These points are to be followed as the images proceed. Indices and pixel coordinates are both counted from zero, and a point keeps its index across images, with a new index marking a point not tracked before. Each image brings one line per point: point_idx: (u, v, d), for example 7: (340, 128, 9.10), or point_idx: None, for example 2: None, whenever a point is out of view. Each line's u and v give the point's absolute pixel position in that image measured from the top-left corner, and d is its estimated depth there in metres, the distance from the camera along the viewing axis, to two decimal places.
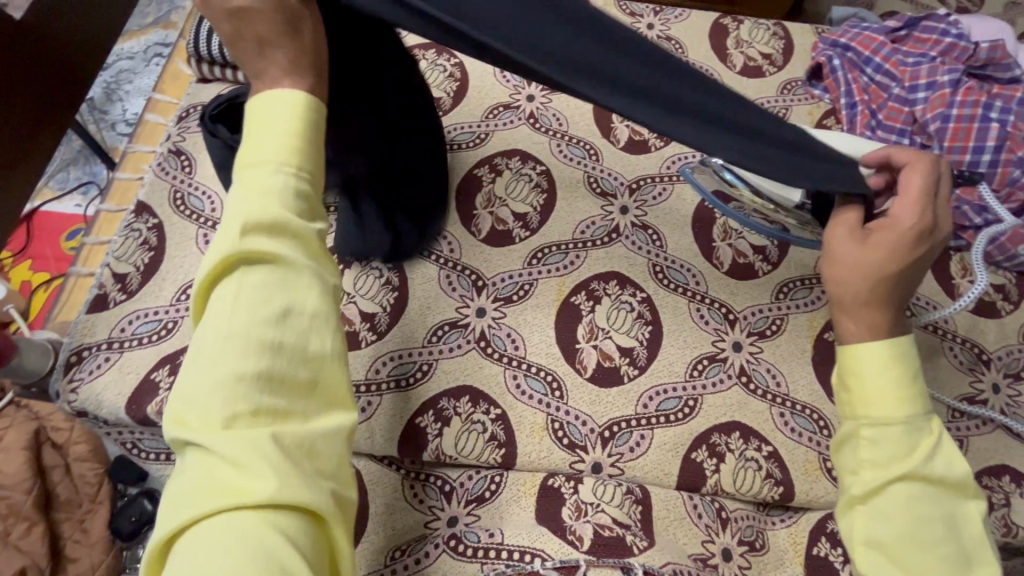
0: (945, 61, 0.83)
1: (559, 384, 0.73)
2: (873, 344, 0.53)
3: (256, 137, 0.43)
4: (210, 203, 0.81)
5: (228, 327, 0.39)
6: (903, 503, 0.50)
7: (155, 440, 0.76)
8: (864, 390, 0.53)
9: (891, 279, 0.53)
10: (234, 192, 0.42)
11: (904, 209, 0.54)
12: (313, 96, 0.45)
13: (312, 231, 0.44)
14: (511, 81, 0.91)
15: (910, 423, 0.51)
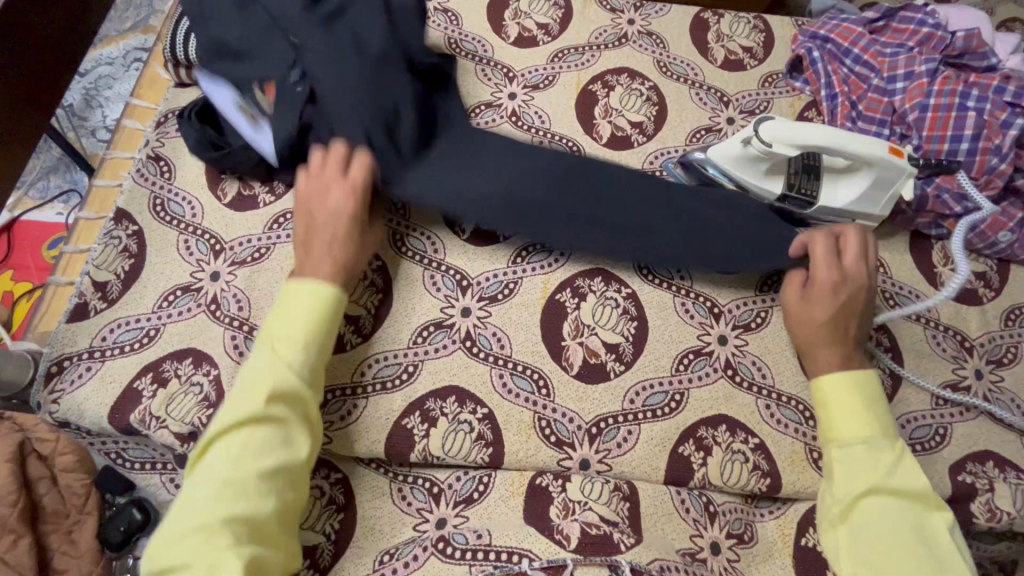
0: (923, 51, 0.82)
1: (545, 382, 0.73)
2: (834, 376, 0.66)
3: (289, 321, 0.63)
4: (190, 208, 0.80)
5: (231, 473, 0.55)
6: (875, 512, 0.59)
7: (140, 449, 0.73)
8: (833, 418, 0.65)
9: (832, 326, 0.69)
10: (263, 362, 0.61)
11: (825, 267, 0.70)
12: (333, 286, 0.66)
13: (311, 416, 0.62)
14: (493, 78, 0.90)
15: (872, 442, 0.62)
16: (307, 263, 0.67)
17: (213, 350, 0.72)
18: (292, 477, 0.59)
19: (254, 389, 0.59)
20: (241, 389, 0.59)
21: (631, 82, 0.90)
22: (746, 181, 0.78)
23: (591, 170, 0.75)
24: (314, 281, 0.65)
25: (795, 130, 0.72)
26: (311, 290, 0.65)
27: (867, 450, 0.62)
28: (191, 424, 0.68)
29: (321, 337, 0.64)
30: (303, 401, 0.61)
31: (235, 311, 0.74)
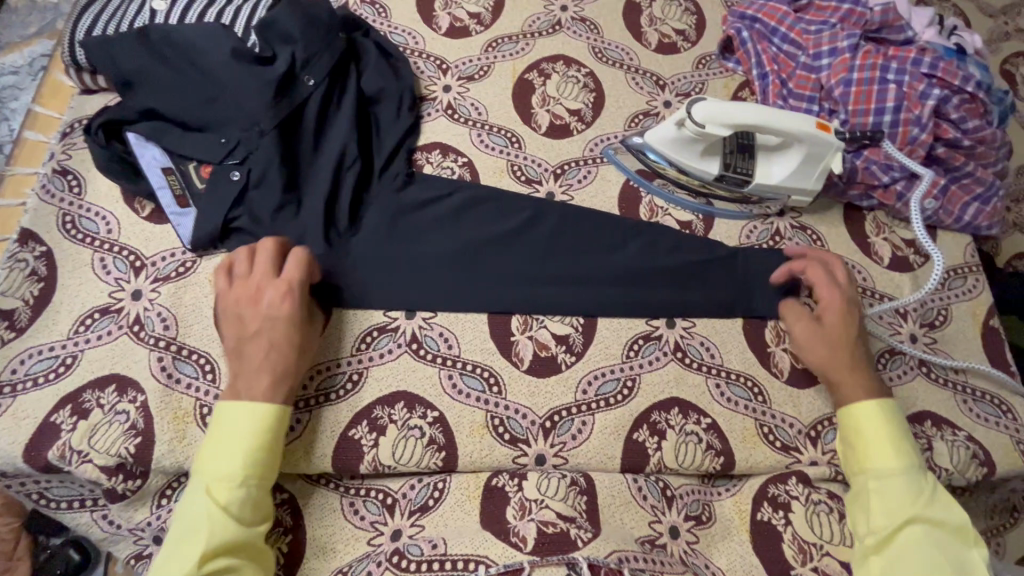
0: (845, 27, 0.84)
1: (496, 379, 0.71)
2: (867, 404, 0.66)
3: (222, 456, 0.59)
4: (105, 224, 0.74)
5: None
6: (914, 546, 0.59)
7: (66, 486, 0.67)
8: (865, 444, 0.65)
9: (844, 349, 0.69)
10: (198, 506, 0.56)
11: (826, 289, 0.71)
12: (270, 405, 0.61)
13: (256, 544, 0.58)
14: (426, 71, 0.88)
15: (908, 472, 0.62)
16: (240, 381, 0.62)
17: (138, 374, 0.67)
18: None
19: (188, 545, 0.55)
20: (174, 544, 0.55)
21: (567, 69, 0.89)
22: (685, 163, 0.79)
23: (523, 247, 0.78)
24: (245, 404, 0.61)
25: (716, 107, 0.72)
26: (245, 416, 0.60)
27: (902, 481, 0.62)
28: (118, 456, 0.64)
29: (259, 469, 0.59)
30: (247, 543, 0.57)
31: (161, 330, 0.70)
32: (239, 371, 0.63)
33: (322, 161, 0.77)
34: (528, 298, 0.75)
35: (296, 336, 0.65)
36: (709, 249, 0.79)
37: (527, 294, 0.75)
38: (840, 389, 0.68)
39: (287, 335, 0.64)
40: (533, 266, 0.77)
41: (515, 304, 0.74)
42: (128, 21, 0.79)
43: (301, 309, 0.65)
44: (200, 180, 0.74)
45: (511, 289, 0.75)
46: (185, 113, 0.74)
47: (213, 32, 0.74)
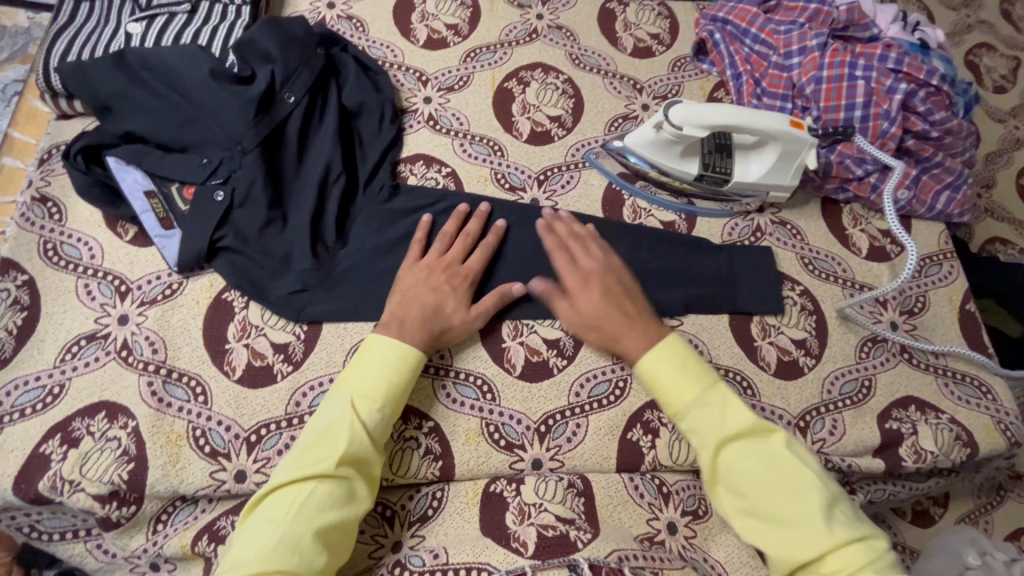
0: (813, 27, 0.86)
1: (489, 386, 0.72)
2: (649, 355, 0.66)
3: (365, 376, 0.63)
4: (88, 250, 0.74)
5: (290, 524, 0.54)
6: (736, 465, 0.60)
7: (57, 517, 0.66)
8: (665, 390, 0.65)
9: (609, 316, 0.69)
10: (341, 413, 0.61)
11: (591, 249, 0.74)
12: (413, 349, 0.66)
13: (378, 466, 0.62)
14: (407, 83, 0.88)
15: (700, 399, 0.63)
16: (393, 320, 0.68)
17: (128, 401, 0.66)
18: (341, 536, 0.57)
19: (328, 444, 0.59)
20: (316, 440, 0.60)
21: (546, 76, 0.90)
22: (666, 164, 0.80)
23: (515, 253, 0.78)
24: (395, 339, 0.66)
25: (694, 108, 0.73)
26: (390, 350, 0.65)
27: (701, 412, 0.62)
28: (110, 483, 0.63)
29: (397, 399, 0.64)
30: (371, 463, 0.61)
31: (150, 354, 0.69)
32: (393, 313, 0.68)
33: (306, 176, 0.77)
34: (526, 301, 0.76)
35: (454, 309, 0.70)
36: (686, 248, 0.81)
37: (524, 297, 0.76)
38: (624, 354, 0.68)
39: (447, 302, 0.70)
40: (521, 270, 0.77)
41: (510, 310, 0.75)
42: (104, 45, 0.79)
43: (472, 285, 0.72)
44: (183, 201, 0.74)
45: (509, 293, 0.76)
46: (166, 135, 0.74)
47: (192, 54, 0.74)
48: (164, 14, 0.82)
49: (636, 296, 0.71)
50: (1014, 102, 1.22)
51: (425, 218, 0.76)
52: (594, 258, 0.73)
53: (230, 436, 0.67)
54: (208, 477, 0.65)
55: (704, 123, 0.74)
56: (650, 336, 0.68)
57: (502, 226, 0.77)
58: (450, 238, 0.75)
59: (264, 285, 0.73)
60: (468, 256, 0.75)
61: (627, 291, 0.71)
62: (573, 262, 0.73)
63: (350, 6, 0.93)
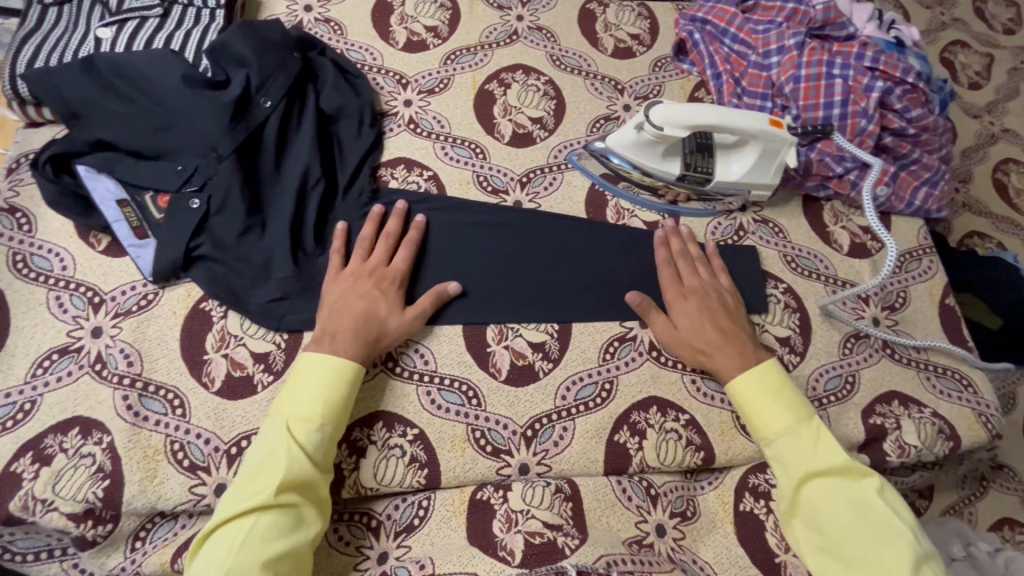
0: (790, 26, 0.87)
1: (475, 392, 0.71)
2: (742, 380, 0.68)
3: (301, 398, 0.62)
4: (59, 261, 0.72)
5: (235, 559, 0.53)
6: (818, 499, 0.62)
7: (31, 537, 0.64)
8: (753, 415, 0.67)
9: (704, 335, 0.72)
10: (277, 440, 0.60)
11: (687, 273, 0.76)
12: (349, 364, 0.65)
13: (325, 487, 0.61)
14: (385, 86, 0.87)
15: (792, 429, 0.65)
16: (327, 334, 0.67)
17: (103, 415, 0.65)
18: (294, 564, 0.56)
19: (267, 474, 0.58)
20: (256, 469, 0.58)
21: (527, 78, 0.90)
22: (647, 165, 0.81)
23: (501, 257, 0.78)
24: (329, 356, 0.64)
25: (677, 109, 0.73)
26: (325, 368, 0.63)
27: (792, 442, 0.64)
28: (86, 501, 0.61)
29: (337, 416, 0.63)
30: (316, 484, 0.59)
31: (125, 367, 0.67)
32: (326, 327, 0.67)
33: (284, 182, 0.76)
34: (511, 305, 0.75)
35: (387, 313, 0.69)
36: None
37: (509, 301, 0.76)
38: (713, 370, 0.71)
39: (379, 307, 0.69)
40: (480, 275, 0.76)
41: (495, 313, 0.75)
42: (73, 51, 0.77)
43: (401, 286, 0.72)
44: (157, 209, 0.72)
45: (493, 296, 0.76)
46: (138, 142, 0.72)
47: (163, 59, 0.73)
48: (135, 18, 0.80)
49: (734, 318, 0.73)
50: (989, 97, 1.24)
51: (341, 226, 0.74)
52: (670, 289, 0.75)
53: (209, 449, 0.65)
54: (187, 492, 0.63)
55: (674, 127, 0.74)
56: (744, 356, 0.70)
57: (421, 223, 0.76)
58: (371, 242, 0.74)
59: (242, 293, 0.71)
60: (393, 257, 0.74)
61: (726, 312, 0.73)
62: (677, 283, 0.75)
63: (327, 9, 0.92)
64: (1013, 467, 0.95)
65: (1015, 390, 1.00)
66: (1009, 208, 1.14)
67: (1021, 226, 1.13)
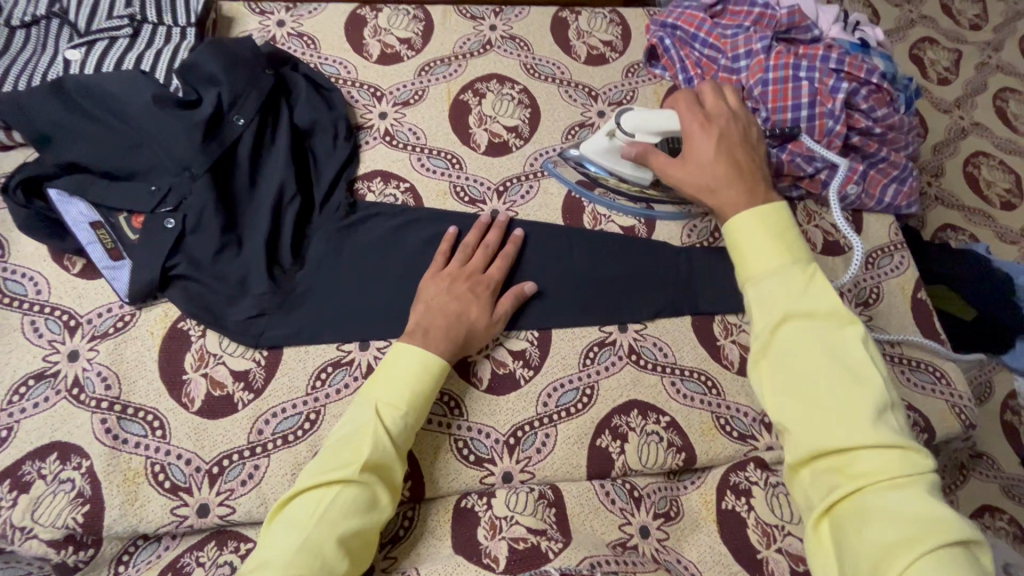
0: (758, 30, 0.88)
1: (457, 402, 0.72)
2: (745, 215, 0.59)
3: (390, 383, 0.63)
4: (33, 285, 0.71)
5: (314, 529, 0.53)
6: (794, 342, 0.52)
7: (11, 565, 0.63)
8: (743, 255, 0.58)
9: (712, 163, 0.64)
10: (365, 419, 0.60)
11: (691, 112, 0.68)
12: (437, 357, 0.65)
13: (400, 475, 0.61)
14: (360, 100, 0.88)
15: (784, 268, 0.55)
16: (419, 328, 0.68)
17: (81, 440, 0.64)
18: (362, 545, 0.56)
19: (351, 450, 0.58)
20: (341, 444, 0.59)
21: (501, 87, 0.91)
22: (619, 171, 0.81)
23: None
24: (421, 348, 0.65)
25: (643, 119, 0.74)
26: (416, 359, 0.64)
27: (780, 279, 0.54)
28: (66, 527, 0.61)
29: (419, 407, 0.63)
30: (394, 470, 0.60)
31: (103, 391, 0.67)
32: (418, 323, 0.68)
33: (260, 200, 0.76)
34: None
35: (475, 317, 0.70)
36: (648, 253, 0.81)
37: None
38: (718, 209, 0.63)
39: (470, 310, 0.70)
40: None
41: None
42: (41, 74, 0.77)
43: (494, 292, 0.73)
44: (132, 230, 0.72)
45: None
46: (112, 164, 0.72)
47: (133, 80, 0.72)
48: (105, 39, 0.80)
49: (750, 153, 0.66)
50: (958, 93, 1.26)
51: (450, 231, 0.77)
52: (692, 121, 0.67)
53: (190, 469, 0.65)
54: (169, 514, 0.63)
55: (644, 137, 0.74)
56: (750, 193, 0.61)
57: (520, 235, 0.78)
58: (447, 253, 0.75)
59: (220, 311, 0.71)
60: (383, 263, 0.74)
61: (741, 148, 0.65)
62: (697, 106, 0.69)
63: (300, 24, 0.92)
64: (990, 455, 0.97)
65: (991, 379, 1.02)
66: (980, 201, 1.17)
67: (993, 218, 1.15)
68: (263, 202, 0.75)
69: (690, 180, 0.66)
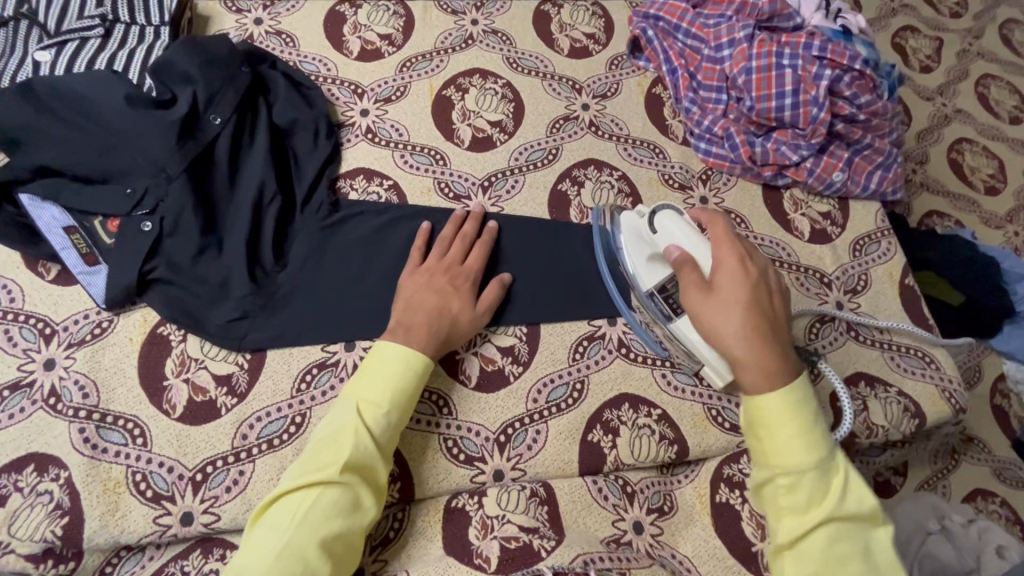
0: (740, 19, 0.87)
1: (445, 401, 0.71)
2: (777, 400, 0.57)
3: (373, 381, 0.62)
4: (6, 293, 0.69)
5: (295, 532, 0.52)
6: (822, 545, 0.53)
7: None
8: (773, 441, 0.57)
9: (745, 313, 0.60)
10: (347, 419, 0.59)
11: (728, 242, 0.63)
12: (420, 355, 0.64)
13: (385, 474, 0.59)
14: (342, 97, 0.86)
15: (820, 466, 0.55)
16: (400, 326, 0.67)
17: (59, 450, 0.63)
18: (346, 548, 0.54)
19: (332, 451, 0.57)
20: (321, 446, 0.58)
21: (484, 82, 0.90)
22: (629, 261, 0.74)
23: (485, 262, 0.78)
24: (402, 345, 0.64)
25: (685, 233, 0.67)
26: (397, 356, 0.63)
27: (813, 477, 0.54)
28: (44, 541, 0.59)
29: (403, 405, 0.62)
30: (378, 470, 0.58)
31: (80, 400, 0.65)
32: (400, 320, 0.67)
33: (239, 200, 0.74)
34: None
35: (461, 310, 0.69)
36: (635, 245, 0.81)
37: None
38: (738, 374, 0.60)
39: (453, 305, 0.69)
40: None
41: None
42: (10, 76, 0.75)
43: (474, 284, 0.72)
44: (108, 234, 0.70)
45: None
46: (86, 168, 0.71)
47: (105, 81, 0.71)
48: (75, 39, 0.78)
49: (777, 310, 0.62)
50: (940, 80, 1.27)
51: (424, 226, 0.76)
52: (728, 253, 0.63)
53: (173, 477, 0.63)
54: (151, 523, 0.61)
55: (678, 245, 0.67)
56: (779, 359, 0.59)
57: (495, 228, 0.77)
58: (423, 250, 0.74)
59: (202, 315, 0.70)
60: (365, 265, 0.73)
61: (770, 303, 0.62)
62: (733, 236, 0.64)
63: (278, 21, 0.91)
64: (981, 439, 0.97)
65: (979, 363, 1.02)
66: (965, 187, 1.17)
67: (978, 204, 1.16)
68: (244, 202, 0.74)
69: (709, 325, 0.61)
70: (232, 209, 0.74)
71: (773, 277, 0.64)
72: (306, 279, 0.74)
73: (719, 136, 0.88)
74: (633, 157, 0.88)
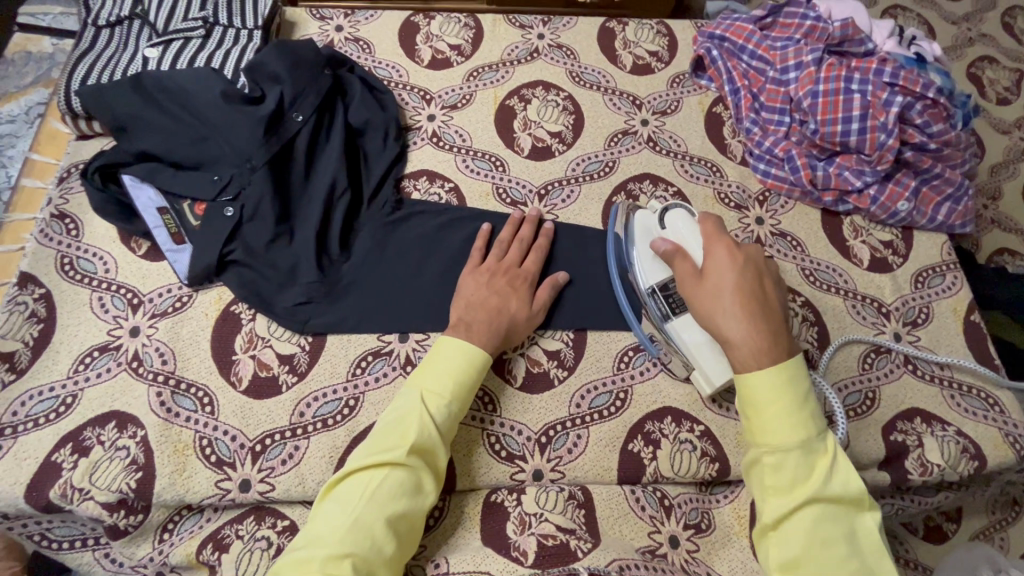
0: (809, 42, 0.88)
1: (491, 398, 0.73)
2: (766, 375, 0.56)
3: (438, 372, 0.64)
4: (102, 263, 0.76)
5: (364, 510, 0.55)
6: (808, 527, 0.53)
7: (67, 525, 0.67)
8: (761, 421, 0.56)
9: (735, 297, 0.60)
10: (412, 406, 0.62)
11: (716, 236, 0.65)
12: (482, 352, 0.67)
13: (444, 461, 0.62)
14: (411, 102, 0.91)
15: (806, 447, 0.54)
16: (461, 324, 0.69)
17: (138, 410, 0.68)
18: (408, 529, 0.57)
19: (398, 435, 0.60)
20: (387, 429, 0.60)
21: (547, 94, 0.93)
22: (635, 258, 0.75)
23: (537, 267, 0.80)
24: (465, 341, 0.67)
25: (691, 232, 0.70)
26: (461, 352, 0.66)
27: (797, 457, 0.54)
28: (119, 492, 0.64)
29: (463, 396, 0.64)
30: (438, 457, 0.61)
31: (159, 365, 0.71)
32: (462, 317, 0.70)
33: (313, 193, 0.79)
34: None
35: (516, 310, 0.72)
36: None
37: None
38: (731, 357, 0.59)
39: (510, 304, 0.72)
40: None
41: None
42: (121, 70, 0.83)
43: (533, 285, 0.75)
44: (194, 216, 0.76)
45: None
46: (181, 155, 0.77)
47: (204, 76, 0.77)
48: (180, 39, 0.86)
49: (773, 298, 0.61)
50: (1018, 114, 1.22)
51: (485, 227, 0.79)
52: (718, 245, 0.64)
53: (235, 445, 0.68)
54: (213, 486, 0.66)
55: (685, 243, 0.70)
56: (771, 341, 0.57)
57: (550, 233, 0.80)
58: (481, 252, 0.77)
59: (270, 297, 0.75)
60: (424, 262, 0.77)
61: (763, 289, 0.61)
62: (721, 231, 0.65)
63: (357, 29, 0.96)
64: None
65: None
66: None
67: None
68: (317, 196, 0.79)
69: (700, 311, 0.62)
70: (305, 200, 0.79)
71: (769, 268, 0.64)
72: (368, 272, 0.78)
73: (779, 157, 0.87)
74: (690, 174, 0.88)
